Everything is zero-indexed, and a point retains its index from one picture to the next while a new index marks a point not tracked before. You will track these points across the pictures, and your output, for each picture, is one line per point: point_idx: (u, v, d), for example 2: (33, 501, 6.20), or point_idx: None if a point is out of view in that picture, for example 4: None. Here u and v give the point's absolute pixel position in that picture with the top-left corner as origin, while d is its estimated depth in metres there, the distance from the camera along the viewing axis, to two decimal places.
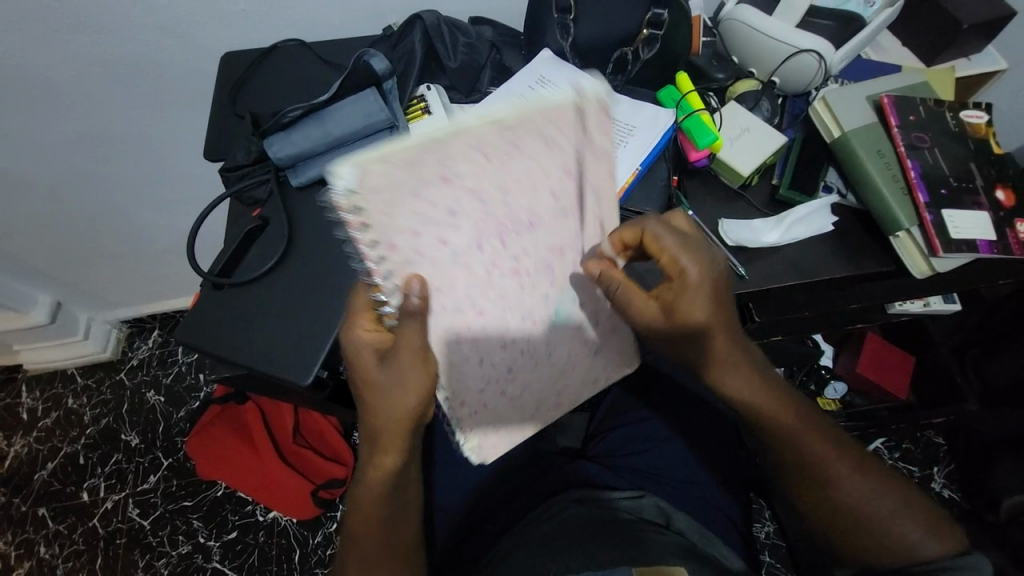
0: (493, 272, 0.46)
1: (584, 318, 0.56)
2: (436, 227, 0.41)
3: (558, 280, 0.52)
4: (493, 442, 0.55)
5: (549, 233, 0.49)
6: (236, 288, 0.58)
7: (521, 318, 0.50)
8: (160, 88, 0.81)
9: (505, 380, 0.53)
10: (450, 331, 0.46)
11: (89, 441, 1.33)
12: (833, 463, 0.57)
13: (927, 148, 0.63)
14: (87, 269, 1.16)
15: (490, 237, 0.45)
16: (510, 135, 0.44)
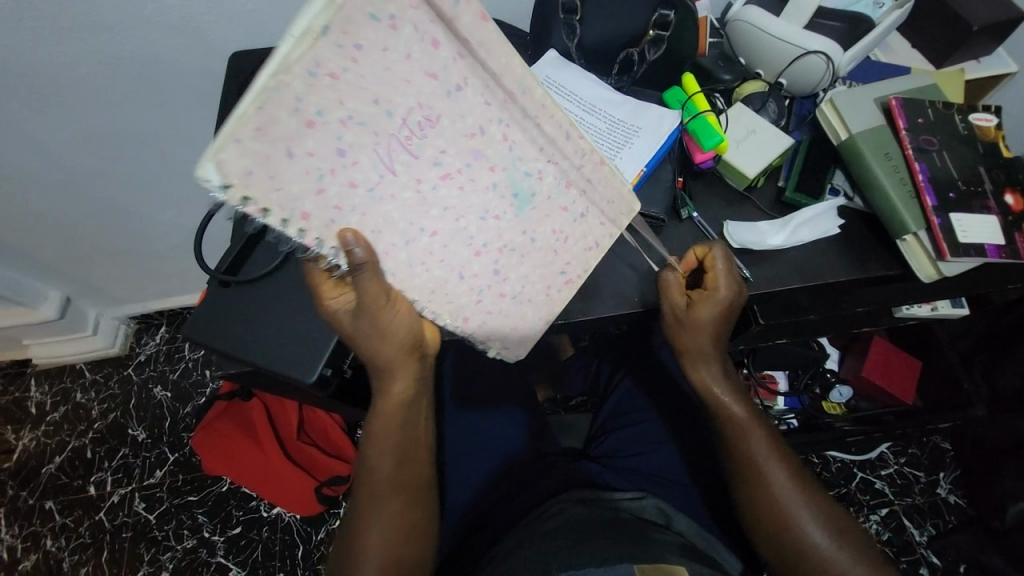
0: (422, 188, 0.41)
1: (552, 188, 0.48)
2: (337, 174, 0.37)
3: (496, 162, 0.43)
4: (512, 339, 0.58)
5: (459, 121, 0.39)
6: (242, 286, 0.58)
7: (481, 217, 0.45)
8: (168, 86, 0.82)
9: (496, 282, 0.51)
10: (411, 260, 0.45)
11: (97, 435, 1.35)
12: (801, 508, 0.58)
13: (935, 151, 0.63)
14: (96, 265, 1.18)
15: (397, 156, 0.38)
16: (341, 39, 0.32)
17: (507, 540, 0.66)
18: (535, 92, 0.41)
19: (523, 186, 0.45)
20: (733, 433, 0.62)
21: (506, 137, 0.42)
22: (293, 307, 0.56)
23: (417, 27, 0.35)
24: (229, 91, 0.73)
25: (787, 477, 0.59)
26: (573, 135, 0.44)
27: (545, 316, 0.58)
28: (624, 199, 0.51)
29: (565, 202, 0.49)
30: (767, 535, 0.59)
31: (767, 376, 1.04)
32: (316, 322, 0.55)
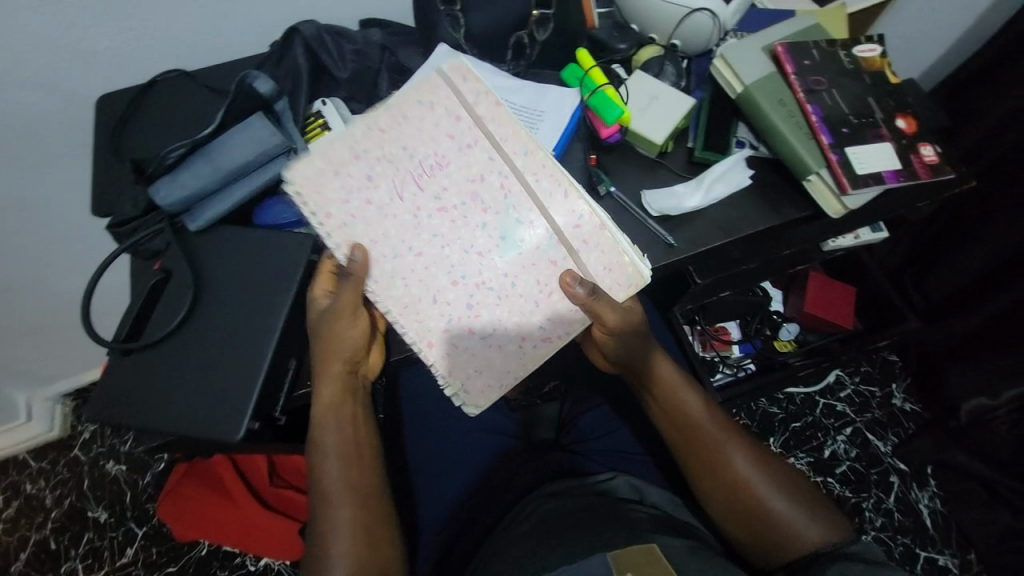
0: (420, 215, 0.51)
1: (554, 230, 0.50)
2: (360, 191, 0.50)
3: (491, 207, 0.50)
4: (475, 382, 0.52)
5: (466, 169, 0.50)
6: (147, 350, 0.53)
7: (465, 249, 0.50)
8: (37, 144, 0.74)
9: (466, 315, 0.51)
10: (393, 274, 0.51)
11: (56, 525, 1.25)
12: (724, 440, 0.62)
13: (824, 91, 0.65)
14: (8, 348, 1.07)
15: (408, 187, 0.50)
16: (395, 110, 0.51)
17: (487, 549, 0.65)
18: (536, 155, 0.50)
19: (513, 230, 0.50)
20: (657, 389, 0.64)
21: (503, 185, 0.50)
22: (208, 362, 0.52)
23: (446, 106, 0.51)
24: (101, 139, 0.67)
25: (711, 418, 0.63)
26: (569, 194, 0.49)
27: (518, 371, 0.52)
28: (622, 272, 0.50)
29: (553, 256, 0.50)
30: (704, 474, 0.62)
31: (720, 329, 1.09)
32: (236, 369, 0.52)
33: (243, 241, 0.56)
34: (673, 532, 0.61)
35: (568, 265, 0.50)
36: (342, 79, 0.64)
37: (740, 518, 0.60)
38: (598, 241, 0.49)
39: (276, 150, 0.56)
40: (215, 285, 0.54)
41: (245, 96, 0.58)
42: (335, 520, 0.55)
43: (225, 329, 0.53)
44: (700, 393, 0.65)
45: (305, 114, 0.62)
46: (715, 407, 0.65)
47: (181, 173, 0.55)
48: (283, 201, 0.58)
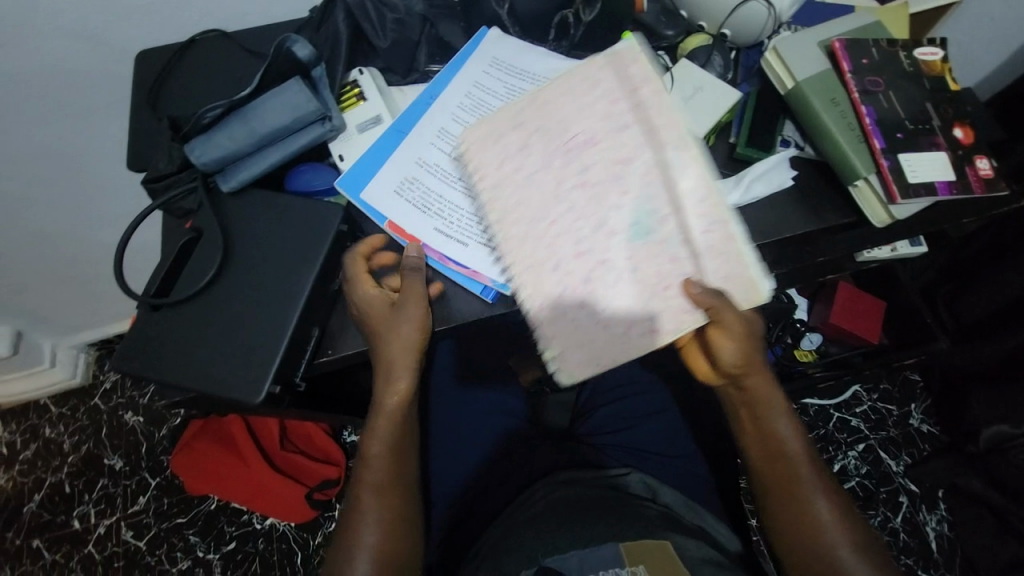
0: (560, 187, 0.51)
1: (691, 215, 0.48)
2: (510, 160, 0.53)
3: (630, 189, 0.49)
4: (575, 355, 0.50)
5: (616, 148, 0.51)
6: (174, 307, 0.54)
7: (595, 226, 0.50)
8: (77, 97, 0.75)
9: (582, 289, 0.50)
10: (522, 235, 0.52)
11: (73, 468, 1.30)
12: (807, 476, 0.56)
13: (881, 92, 0.62)
14: (38, 295, 1.10)
15: (556, 159, 0.52)
16: (560, 89, 0.54)
17: (496, 528, 0.66)
18: (686, 151, 0.49)
19: (644, 216, 0.49)
20: (750, 404, 0.58)
21: (645, 174, 0.49)
22: (233, 323, 0.53)
23: (609, 94, 0.52)
24: (140, 94, 0.67)
25: (801, 447, 0.58)
26: (708, 196, 0.48)
27: (619, 355, 0.49)
28: (740, 282, 0.47)
29: (675, 251, 0.48)
30: (776, 501, 0.57)
31: None
32: (259, 333, 0.52)
33: (275, 206, 0.56)
34: (689, 534, 0.61)
35: (687, 268, 0.48)
36: (380, 48, 0.62)
37: (802, 560, 0.55)
38: (726, 249, 0.47)
39: (310, 117, 0.56)
40: (244, 248, 0.55)
41: (283, 59, 0.57)
42: (365, 499, 0.56)
43: (250, 293, 0.54)
44: (797, 423, 0.58)
45: (342, 82, 0.61)
46: (809, 443, 0.58)
47: (215, 133, 0.55)
48: (317, 169, 0.58)
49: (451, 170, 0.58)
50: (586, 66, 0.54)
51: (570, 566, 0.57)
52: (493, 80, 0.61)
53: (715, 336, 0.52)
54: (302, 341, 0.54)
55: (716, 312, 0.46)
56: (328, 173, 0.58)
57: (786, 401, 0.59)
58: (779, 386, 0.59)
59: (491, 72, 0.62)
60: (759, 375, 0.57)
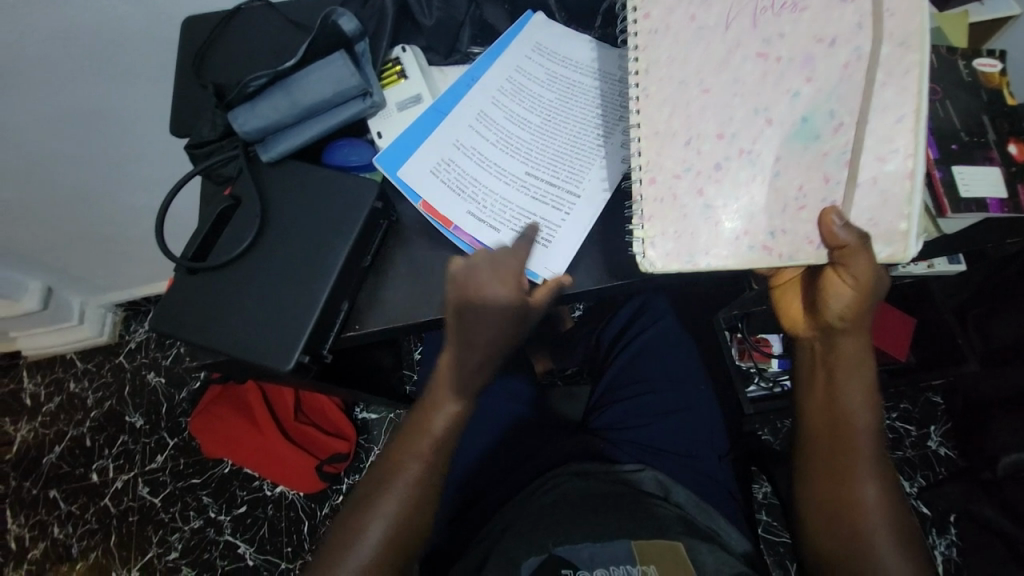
0: (734, 54, 0.46)
1: (894, 122, 0.43)
2: (687, 7, 0.47)
3: (817, 78, 0.45)
4: (669, 242, 0.46)
5: (821, 22, 0.45)
6: (210, 272, 0.55)
7: (755, 109, 0.46)
8: (122, 59, 0.76)
9: (705, 176, 0.46)
10: (669, 99, 0.47)
11: (94, 423, 1.35)
12: (866, 453, 0.56)
13: (937, 100, 0.60)
14: (72, 253, 1.14)
15: (741, 19, 0.46)
16: None
17: (504, 514, 0.67)
18: (909, 55, 0.43)
19: (815, 117, 0.45)
20: (832, 371, 0.57)
21: (846, 64, 0.44)
22: (267, 292, 0.54)
23: None
24: (185, 60, 0.68)
25: (870, 429, 0.57)
26: (906, 117, 0.43)
27: (714, 257, 0.46)
28: (889, 233, 0.44)
29: (830, 172, 0.45)
30: (822, 474, 0.58)
31: (761, 340, 1.00)
32: (291, 304, 0.53)
33: (311, 179, 0.56)
34: (703, 538, 0.62)
35: (835, 195, 0.45)
36: (425, 27, 0.61)
37: (835, 534, 0.56)
38: (889, 187, 0.44)
39: (352, 92, 0.56)
40: (280, 218, 0.55)
41: (329, 33, 0.57)
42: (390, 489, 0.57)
43: (283, 263, 0.54)
44: (875, 397, 0.57)
45: (384, 59, 0.61)
46: (879, 426, 0.58)
47: (259, 103, 0.56)
48: (355, 144, 0.59)
49: (486, 154, 0.57)
50: None
51: (581, 558, 0.59)
52: (538, 67, 0.60)
53: (832, 280, 0.52)
54: (331, 315, 0.54)
55: (847, 253, 0.44)
56: (366, 150, 0.58)
57: (871, 373, 0.57)
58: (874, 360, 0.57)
59: (534, 57, 0.61)
60: (855, 337, 0.56)
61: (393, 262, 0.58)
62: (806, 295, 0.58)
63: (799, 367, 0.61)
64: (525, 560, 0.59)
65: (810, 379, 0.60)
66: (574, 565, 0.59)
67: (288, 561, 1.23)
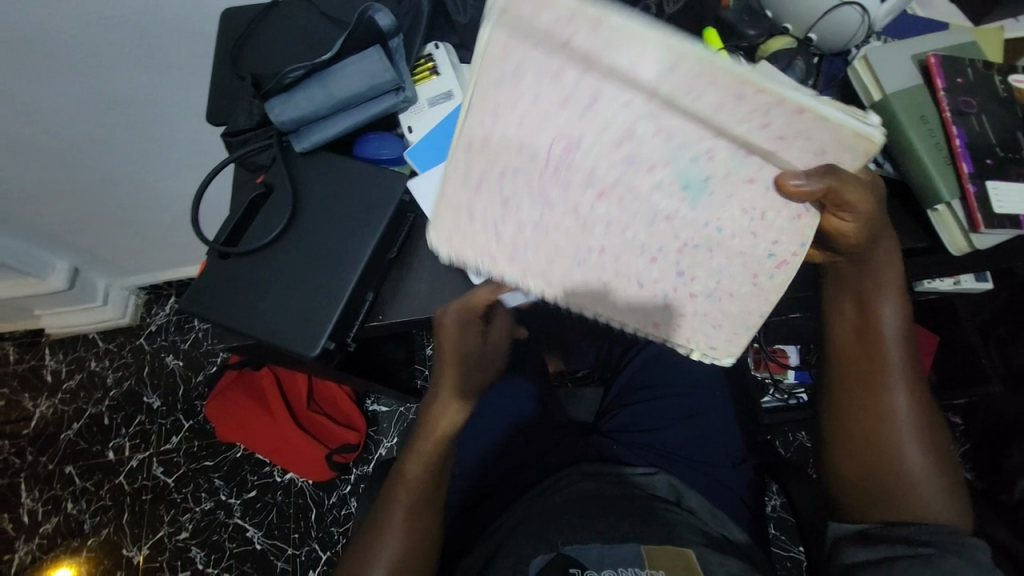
0: (581, 211, 0.45)
1: (763, 136, 0.39)
2: (505, 217, 0.47)
3: (654, 160, 0.41)
4: (717, 335, 0.51)
5: (605, 130, 0.40)
6: (240, 257, 0.58)
7: (651, 222, 0.44)
8: (162, 47, 0.78)
9: (682, 283, 0.48)
10: (587, 279, 0.49)
11: (113, 402, 1.38)
12: (894, 368, 0.57)
13: (974, 114, 0.59)
14: (100, 236, 1.17)
15: (550, 190, 0.45)
16: (489, 101, 0.42)
17: (516, 511, 0.68)
18: (681, 63, 0.36)
19: (693, 175, 0.41)
20: (867, 282, 0.56)
21: (659, 129, 0.39)
22: (295, 278, 0.56)
23: (537, 67, 0.40)
24: (223, 50, 0.69)
25: (898, 342, 0.57)
26: (745, 91, 0.36)
27: (760, 308, 0.49)
28: (842, 144, 0.39)
29: (749, 173, 0.41)
30: (849, 397, 0.59)
31: (778, 350, 1.01)
32: (318, 292, 0.56)
33: (342, 170, 0.58)
34: (718, 548, 0.62)
35: (767, 179, 0.41)
36: (459, 24, 0.63)
37: (862, 457, 0.58)
38: (807, 129, 0.38)
39: (386, 86, 0.57)
40: (308, 206, 0.57)
41: (366, 28, 0.58)
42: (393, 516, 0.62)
43: (311, 252, 0.57)
44: (904, 303, 0.57)
45: (417, 55, 0.61)
46: (909, 336, 0.58)
47: (295, 94, 0.57)
48: (385, 137, 0.59)
49: None
50: (488, 51, 0.40)
51: (590, 558, 0.59)
52: None
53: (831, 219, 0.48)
54: (357, 303, 0.56)
55: (831, 192, 0.42)
56: (396, 143, 0.59)
57: (898, 279, 0.56)
58: (901, 263, 0.56)
59: None
60: (880, 245, 0.54)
61: (418, 255, 0.59)
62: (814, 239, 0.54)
63: (823, 297, 0.59)
64: (534, 558, 0.59)
65: (835, 296, 0.58)
66: (583, 565, 0.58)
67: (294, 547, 1.25)
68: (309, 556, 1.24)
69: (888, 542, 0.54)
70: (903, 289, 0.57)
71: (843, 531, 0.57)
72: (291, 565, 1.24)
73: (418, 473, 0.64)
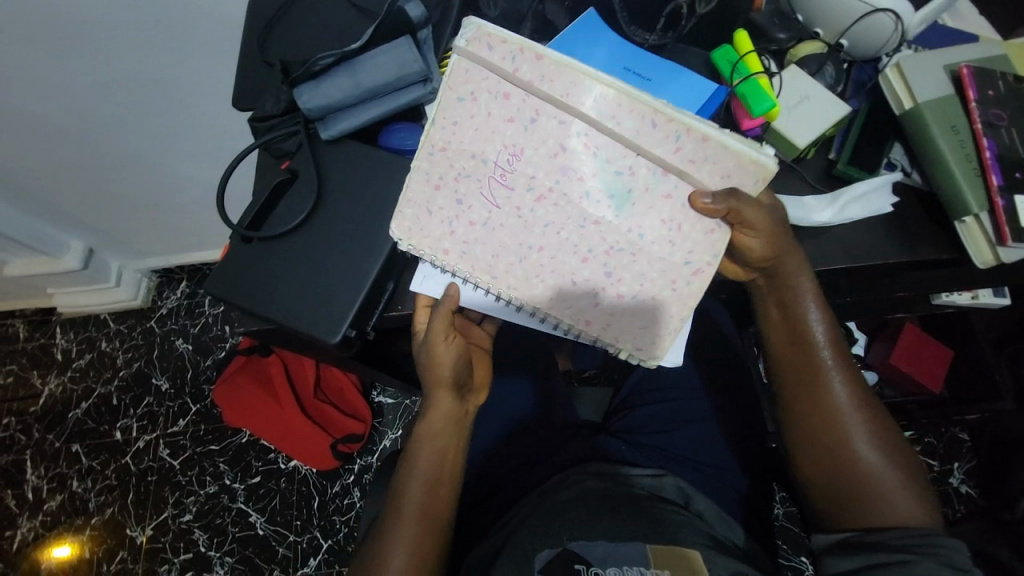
0: (522, 211, 0.54)
1: (677, 157, 0.50)
2: (460, 217, 0.55)
3: (585, 170, 0.52)
4: (644, 338, 0.55)
5: (541, 147, 0.52)
6: (263, 241, 0.60)
7: (581, 225, 0.53)
8: (189, 30, 0.79)
9: (607, 284, 0.54)
10: (526, 275, 0.55)
11: (122, 383, 1.39)
12: (829, 370, 0.59)
13: (1005, 127, 0.58)
14: (116, 217, 1.18)
15: (498, 192, 0.54)
16: (450, 118, 0.54)
17: (522, 508, 0.68)
18: (606, 95, 0.50)
19: (617, 185, 0.52)
20: (794, 292, 0.59)
21: (587, 145, 0.51)
22: (315, 264, 0.58)
23: (490, 91, 0.52)
24: (250, 36, 0.69)
25: (828, 342, 0.60)
26: (656, 121, 0.50)
27: (680, 312, 0.54)
28: (745, 169, 0.50)
29: (666, 189, 0.51)
30: (798, 407, 0.60)
31: None
32: (339, 279, 0.58)
33: (367, 159, 0.59)
34: (726, 552, 0.61)
35: (683, 194, 0.51)
36: (490, 18, 0.62)
37: (823, 465, 0.59)
38: (712, 154, 0.50)
39: (415, 77, 0.57)
40: (330, 195, 0.59)
41: (396, 18, 0.58)
42: (395, 529, 0.60)
43: (332, 239, 0.59)
44: (827, 305, 0.60)
45: (445, 47, 0.62)
46: (837, 336, 0.60)
47: (324, 81, 0.57)
48: (411, 128, 0.60)
49: None
50: (451, 79, 0.53)
51: (594, 554, 0.58)
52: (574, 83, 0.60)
53: (739, 237, 0.55)
54: (378, 291, 0.59)
55: (735, 212, 0.50)
56: (422, 135, 0.60)
57: (813, 283, 0.59)
58: (811, 267, 0.59)
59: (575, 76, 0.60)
60: (790, 261, 0.58)
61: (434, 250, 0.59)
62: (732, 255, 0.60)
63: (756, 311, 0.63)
64: (538, 553, 0.59)
65: (763, 302, 0.62)
66: (587, 561, 0.58)
67: (295, 534, 1.26)
68: (310, 544, 1.25)
69: (869, 549, 0.53)
70: (818, 290, 0.60)
71: (826, 543, 0.58)
72: (292, 552, 1.25)
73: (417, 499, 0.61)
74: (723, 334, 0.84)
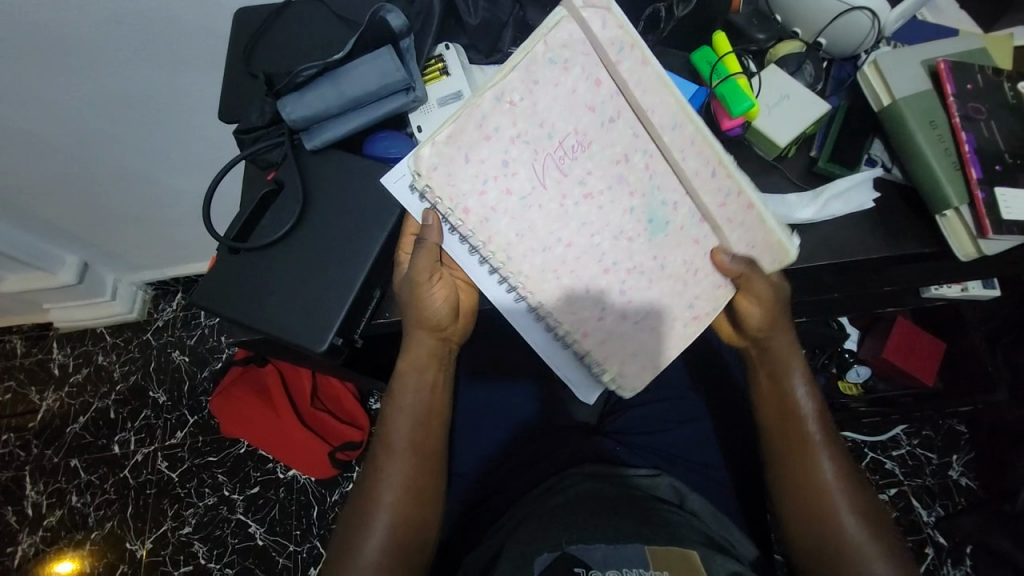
0: (566, 201, 0.54)
1: (727, 203, 0.54)
2: (499, 179, 0.53)
3: (635, 188, 0.54)
4: (631, 368, 0.58)
5: (608, 149, 0.53)
6: (250, 253, 0.61)
7: (616, 236, 0.55)
8: (177, 44, 0.79)
9: (621, 304, 0.56)
10: (546, 265, 0.55)
11: (119, 397, 1.39)
12: (817, 443, 0.62)
13: (983, 120, 0.59)
14: (109, 230, 1.18)
15: (550, 171, 0.53)
16: (531, 74, 0.51)
17: (518, 511, 0.68)
18: (685, 128, 0.53)
19: (659, 213, 0.55)
20: (781, 361, 0.64)
21: (647, 165, 0.54)
22: (304, 274, 0.59)
23: (583, 69, 0.51)
24: (236, 49, 0.70)
25: (814, 411, 0.63)
26: (717, 172, 0.53)
27: (671, 351, 0.57)
28: (770, 247, 0.55)
29: (697, 234, 0.56)
30: (783, 464, 0.62)
31: None
32: (329, 286, 0.59)
33: (352, 169, 0.60)
34: (717, 548, 0.61)
35: (711, 242, 0.56)
36: (470, 25, 0.62)
37: (809, 528, 0.60)
38: (744, 220, 0.55)
39: (397, 86, 0.58)
40: (318, 205, 0.60)
41: (378, 28, 0.59)
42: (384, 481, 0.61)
43: (320, 248, 0.60)
44: (811, 376, 0.64)
45: (427, 55, 0.62)
46: (823, 409, 0.64)
47: (307, 93, 0.58)
48: (394, 137, 0.61)
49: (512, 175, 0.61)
50: (552, 36, 0.51)
51: (593, 557, 0.58)
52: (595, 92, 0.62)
53: (741, 301, 0.60)
54: (365, 298, 0.60)
55: (743, 278, 0.56)
56: (405, 142, 0.60)
57: (802, 362, 0.65)
58: (799, 349, 0.65)
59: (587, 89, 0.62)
60: (780, 338, 0.64)
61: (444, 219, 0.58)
62: (729, 316, 0.66)
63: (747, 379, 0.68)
64: (539, 555, 0.59)
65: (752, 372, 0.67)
66: (587, 564, 0.57)
67: (295, 543, 1.25)
68: (310, 553, 1.24)
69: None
70: (808, 371, 0.65)
71: None
72: (292, 562, 1.24)
73: (398, 494, 0.61)
74: (714, 333, 0.84)
